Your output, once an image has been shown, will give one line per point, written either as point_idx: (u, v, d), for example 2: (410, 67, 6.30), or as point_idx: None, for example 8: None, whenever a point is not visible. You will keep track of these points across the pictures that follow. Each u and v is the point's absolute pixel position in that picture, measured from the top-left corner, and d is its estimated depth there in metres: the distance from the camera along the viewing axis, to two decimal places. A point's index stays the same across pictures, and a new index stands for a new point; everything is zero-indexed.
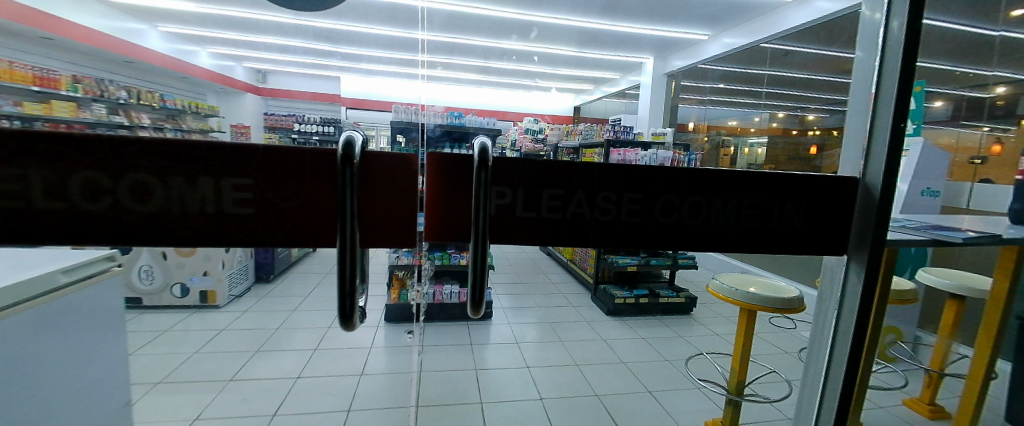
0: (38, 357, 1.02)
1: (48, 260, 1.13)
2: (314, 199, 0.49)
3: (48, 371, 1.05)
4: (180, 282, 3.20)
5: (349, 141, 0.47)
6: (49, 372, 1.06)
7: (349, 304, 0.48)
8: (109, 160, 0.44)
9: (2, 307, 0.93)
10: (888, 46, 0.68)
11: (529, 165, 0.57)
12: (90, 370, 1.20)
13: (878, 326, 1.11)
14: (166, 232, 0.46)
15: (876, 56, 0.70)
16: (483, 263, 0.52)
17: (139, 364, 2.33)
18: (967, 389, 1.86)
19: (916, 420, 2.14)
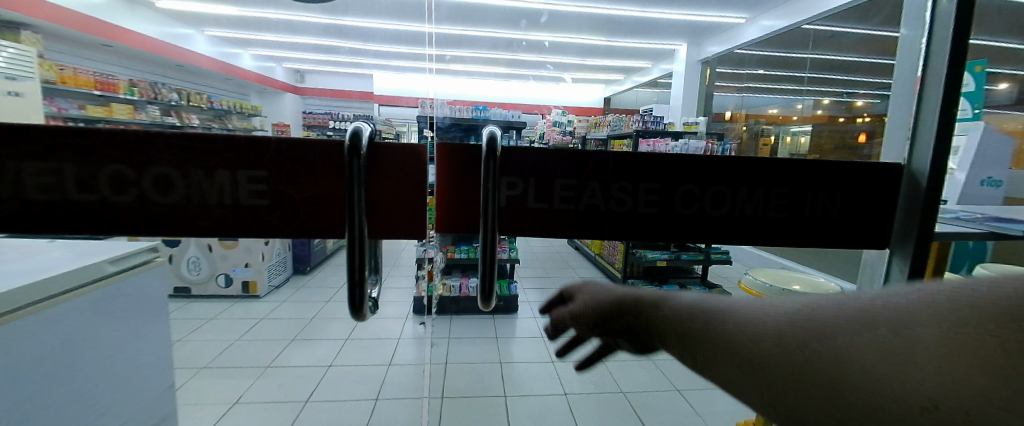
0: (74, 340, 1.09)
1: (101, 249, 1.24)
2: (325, 190, 0.50)
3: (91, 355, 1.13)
4: (224, 273, 3.48)
5: (355, 132, 0.47)
6: (85, 355, 1.13)
7: (359, 295, 0.48)
8: (133, 154, 0.47)
9: (56, 294, 1.03)
10: (936, 22, 0.62)
11: (544, 155, 0.56)
12: (138, 347, 1.31)
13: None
14: (186, 222, 0.49)
15: (924, 34, 0.64)
16: (492, 254, 0.52)
17: (187, 350, 2.52)
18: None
19: None
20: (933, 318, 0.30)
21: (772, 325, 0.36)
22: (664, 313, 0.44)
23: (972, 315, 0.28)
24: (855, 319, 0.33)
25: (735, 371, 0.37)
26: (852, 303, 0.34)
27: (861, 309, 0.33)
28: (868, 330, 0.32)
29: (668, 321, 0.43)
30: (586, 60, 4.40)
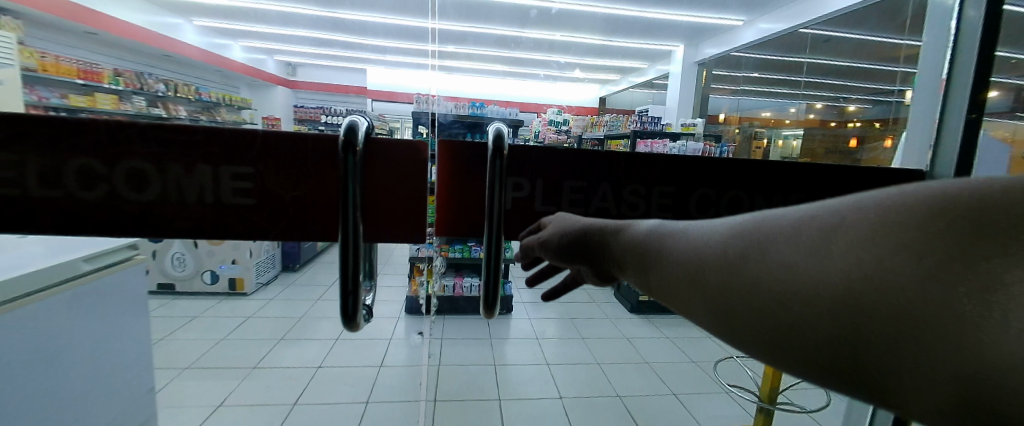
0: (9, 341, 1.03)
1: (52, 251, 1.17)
2: (316, 188, 0.46)
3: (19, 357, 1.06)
4: (210, 270, 3.40)
5: (351, 126, 0.43)
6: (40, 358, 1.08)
7: (352, 304, 0.44)
8: (104, 146, 0.43)
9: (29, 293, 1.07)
10: (964, 39, 0.85)
11: (557, 155, 0.52)
12: (81, 350, 1.23)
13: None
14: (162, 222, 0.44)
15: (949, 50, 0.87)
16: (499, 259, 0.48)
17: (170, 349, 2.45)
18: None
19: None
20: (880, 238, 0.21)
21: (718, 246, 0.27)
22: (618, 238, 0.34)
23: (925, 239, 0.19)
24: (822, 230, 0.23)
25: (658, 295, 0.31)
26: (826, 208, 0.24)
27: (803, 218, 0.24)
28: (826, 244, 0.22)
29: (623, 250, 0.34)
30: (584, 59, 4.36)
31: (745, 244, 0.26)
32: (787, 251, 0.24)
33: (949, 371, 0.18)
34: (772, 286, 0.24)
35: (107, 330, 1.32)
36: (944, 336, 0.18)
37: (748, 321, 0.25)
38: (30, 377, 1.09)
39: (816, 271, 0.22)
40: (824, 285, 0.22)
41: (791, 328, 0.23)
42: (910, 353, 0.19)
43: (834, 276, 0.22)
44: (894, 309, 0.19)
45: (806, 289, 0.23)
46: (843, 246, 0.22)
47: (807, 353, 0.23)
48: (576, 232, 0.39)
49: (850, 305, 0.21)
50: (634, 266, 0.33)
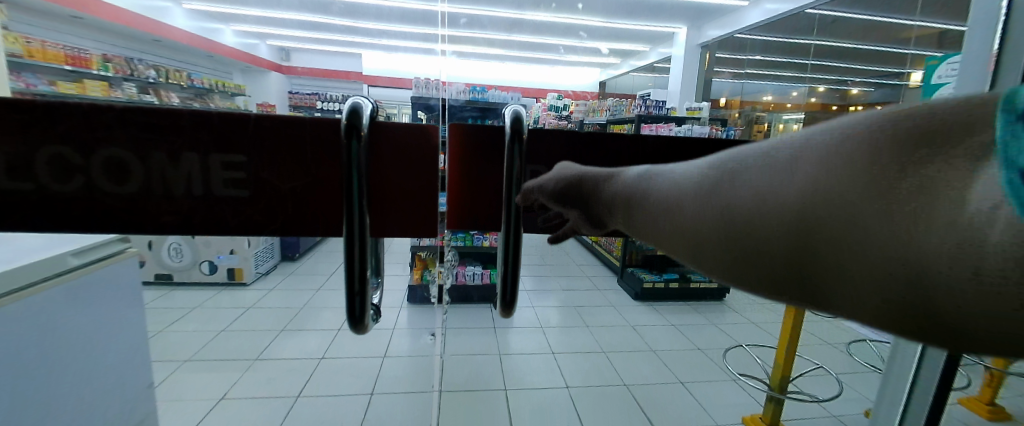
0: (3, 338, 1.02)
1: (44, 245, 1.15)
2: (317, 178, 0.42)
3: (13, 354, 1.04)
4: (208, 260, 3.37)
5: (355, 109, 0.39)
6: None
7: (360, 306, 0.41)
8: (79, 132, 0.38)
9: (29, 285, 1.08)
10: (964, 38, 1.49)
11: (580, 138, 0.47)
12: (70, 346, 1.20)
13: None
14: (147, 218, 0.40)
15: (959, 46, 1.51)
16: (517, 255, 0.44)
17: (170, 342, 2.44)
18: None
19: (974, 420, 2.08)
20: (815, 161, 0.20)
21: (685, 181, 0.26)
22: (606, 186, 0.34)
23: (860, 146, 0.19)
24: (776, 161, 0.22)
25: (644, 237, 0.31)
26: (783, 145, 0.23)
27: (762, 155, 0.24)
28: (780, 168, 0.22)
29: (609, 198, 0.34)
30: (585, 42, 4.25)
31: (710, 174, 0.25)
32: (752, 174, 0.23)
33: (891, 280, 0.18)
34: (731, 215, 0.23)
35: (97, 322, 1.29)
36: (883, 247, 0.18)
37: (717, 251, 0.25)
38: (20, 372, 1.07)
39: (772, 194, 0.22)
40: (783, 208, 0.21)
41: (753, 252, 0.23)
42: (852, 265, 0.19)
43: (793, 195, 0.21)
44: (845, 225, 0.19)
45: (765, 215, 0.22)
46: (802, 163, 0.21)
47: (767, 277, 0.23)
48: (570, 182, 0.40)
49: (808, 222, 0.21)
50: (610, 207, 0.32)
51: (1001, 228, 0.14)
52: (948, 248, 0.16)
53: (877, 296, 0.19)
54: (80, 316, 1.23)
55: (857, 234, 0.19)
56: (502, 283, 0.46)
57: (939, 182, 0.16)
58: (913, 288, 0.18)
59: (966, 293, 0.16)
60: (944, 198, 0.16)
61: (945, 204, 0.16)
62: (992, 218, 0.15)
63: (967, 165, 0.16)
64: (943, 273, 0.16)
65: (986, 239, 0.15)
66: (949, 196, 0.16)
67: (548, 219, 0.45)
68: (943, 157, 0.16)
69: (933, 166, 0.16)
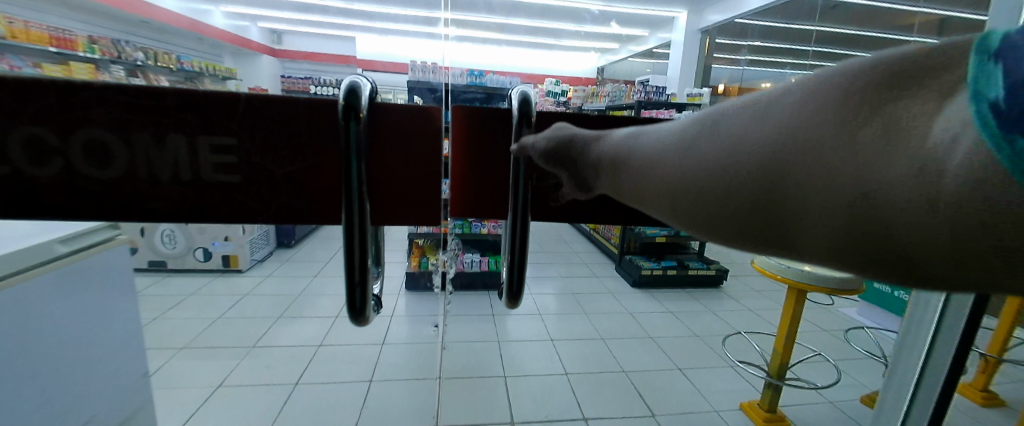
0: None
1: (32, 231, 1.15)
2: (314, 163, 0.39)
3: None
4: (202, 247, 3.34)
5: (353, 88, 0.36)
6: None
7: (361, 297, 0.39)
8: (56, 112, 0.35)
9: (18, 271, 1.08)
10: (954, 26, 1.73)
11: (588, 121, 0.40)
12: (52, 337, 1.16)
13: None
14: (133, 204, 0.37)
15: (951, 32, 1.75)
16: (523, 243, 0.43)
17: (166, 330, 2.43)
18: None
19: (967, 406, 2.13)
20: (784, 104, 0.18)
21: (666, 133, 0.23)
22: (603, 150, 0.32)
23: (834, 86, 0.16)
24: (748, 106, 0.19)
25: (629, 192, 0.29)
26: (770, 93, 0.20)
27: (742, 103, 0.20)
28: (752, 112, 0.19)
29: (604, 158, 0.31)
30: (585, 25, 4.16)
31: (691, 121, 0.22)
32: (728, 120, 0.20)
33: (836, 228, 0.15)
34: (700, 163, 0.21)
35: (84, 311, 1.26)
36: (835, 186, 0.14)
37: (685, 203, 0.22)
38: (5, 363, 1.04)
39: (742, 135, 0.19)
40: (746, 149, 0.18)
41: (714, 202, 0.20)
42: (815, 214, 0.16)
43: (763, 135, 0.18)
44: (808, 164, 0.15)
45: (730, 157, 0.19)
46: (780, 103, 0.17)
47: (730, 232, 0.20)
48: (560, 143, 0.36)
49: (773, 167, 0.17)
50: (607, 166, 0.30)
51: (962, 162, 0.10)
52: (904, 187, 0.12)
53: (840, 247, 0.15)
54: (62, 305, 1.19)
55: (818, 174, 0.15)
56: (508, 272, 0.45)
57: (902, 111, 0.12)
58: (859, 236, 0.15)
59: (946, 248, 0.12)
60: (908, 133, 0.12)
61: (905, 136, 0.12)
62: (953, 146, 0.11)
63: (934, 97, 0.12)
64: (907, 217, 0.12)
65: (947, 171, 0.11)
66: (911, 130, 0.12)
67: (539, 186, 0.40)
68: (913, 91, 0.13)
69: (902, 99, 0.13)
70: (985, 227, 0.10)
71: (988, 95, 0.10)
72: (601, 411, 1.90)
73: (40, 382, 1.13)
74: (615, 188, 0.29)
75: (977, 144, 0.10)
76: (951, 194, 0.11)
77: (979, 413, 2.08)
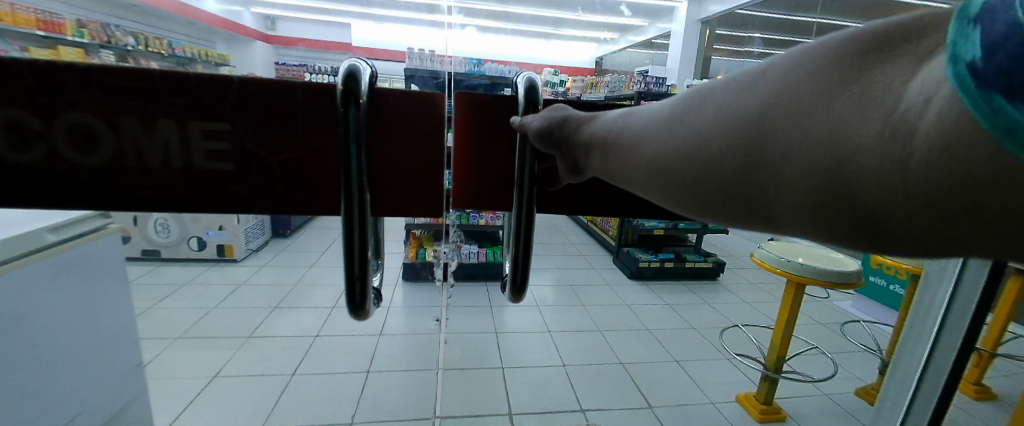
0: None
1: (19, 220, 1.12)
2: (310, 151, 0.38)
3: None
4: (196, 236, 3.31)
5: (351, 72, 0.34)
6: None
7: (360, 290, 0.38)
8: (36, 93, 0.33)
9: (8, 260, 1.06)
10: None
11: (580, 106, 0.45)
12: (43, 327, 1.14)
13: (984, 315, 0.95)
14: (121, 192, 0.36)
15: None
16: (529, 235, 0.42)
17: (161, 320, 2.41)
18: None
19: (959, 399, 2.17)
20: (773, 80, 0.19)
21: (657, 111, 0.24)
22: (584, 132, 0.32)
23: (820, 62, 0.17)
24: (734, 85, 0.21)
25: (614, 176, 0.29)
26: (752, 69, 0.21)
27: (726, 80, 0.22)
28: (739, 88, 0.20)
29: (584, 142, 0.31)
30: None
31: (681, 98, 0.23)
32: (718, 93, 0.21)
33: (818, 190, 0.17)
34: (689, 135, 0.22)
35: (75, 301, 1.24)
36: (820, 147, 0.16)
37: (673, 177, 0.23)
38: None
39: (729, 107, 0.20)
40: (733, 118, 0.20)
41: (702, 171, 0.21)
42: (790, 176, 0.18)
43: (749, 105, 0.19)
44: (789, 130, 0.17)
45: (716, 127, 0.21)
46: (764, 77, 0.19)
47: (713, 198, 0.21)
48: (554, 121, 0.34)
49: (757, 133, 0.19)
50: (587, 146, 0.30)
51: (932, 115, 0.13)
52: (876, 143, 0.14)
53: (811, 205, 0.17)
54: (52, 295, 1.17)
55: (799, 139, 0.17)
56: (511, 265, 0.43)
57: (881, 79, 0.15)
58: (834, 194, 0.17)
59: (903, 204, 0.14)
60: (887, 94, 0.15)
61: (880, 99, 0.15)
62: (923, 108, 0.13)
63: (913, 64, 0.15)
64: (872, 173, 0.15)
65: (916, 131, 0.13)
66: (887, 94, 0.15)
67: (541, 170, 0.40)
68: (895, 59, 0.15)
69: (880, 66, 0.16)
70: (940, 178, 0.13)
71: (966, 57, 0.12)
72: (598, 403, 1.91)
73: (31, 372, 1.11)
74: (596, 168, 0.30)
75: (947, 101, 0.13)
76: (924, 156, 0.13)
77: (972, 406, 2.12)
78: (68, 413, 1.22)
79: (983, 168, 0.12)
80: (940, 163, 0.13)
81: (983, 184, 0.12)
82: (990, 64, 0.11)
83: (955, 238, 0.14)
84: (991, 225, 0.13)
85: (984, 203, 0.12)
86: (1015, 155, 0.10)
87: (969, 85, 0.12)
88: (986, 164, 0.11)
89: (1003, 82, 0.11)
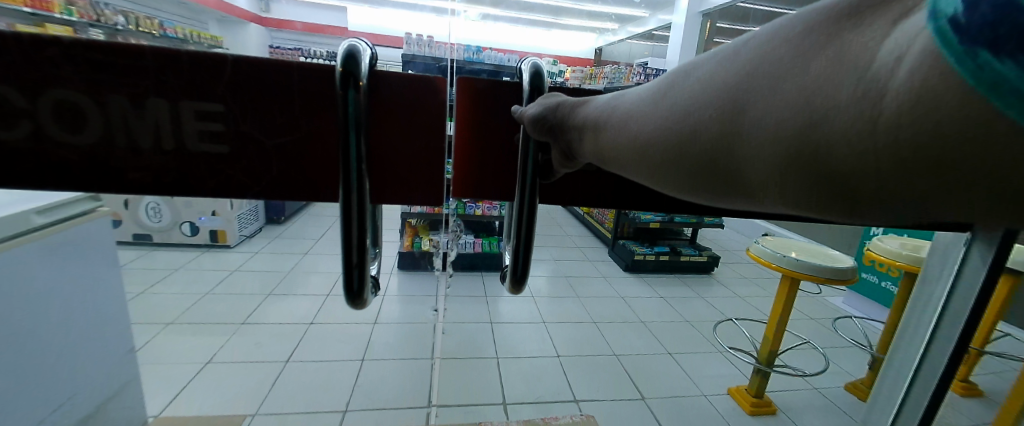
0: None
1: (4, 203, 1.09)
2: (308, 134, 0.36)
3: None
4: (189, 221, 3.27)
5: (350, 52, 0.33)
6: None
7: (358, 278, 0.37)
8: (20, 69, 0.31)
9: None
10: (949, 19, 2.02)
11: (577, 94, 0.45)
12: (27, 313, 1.12)
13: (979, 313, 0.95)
14: (111, 174, 0.34)
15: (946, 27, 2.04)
16: (530, 224, 0.41)
17: (154, 305, 2.40)
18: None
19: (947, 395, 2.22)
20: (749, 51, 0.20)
21: (643, 91, 0.26)
22: (574, 112, 0.33)
23: (790, 33, 0.19)
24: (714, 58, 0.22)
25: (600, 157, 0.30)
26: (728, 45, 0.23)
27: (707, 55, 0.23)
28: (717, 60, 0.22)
29: (574, 123, 0.32)
30: None
31: (666, 76, 0.25)
32: (701, 67, 0.22)
33: (796, 155, 0.18)
34: (673, 109, 0.23)
35: (63, 286, 1.22)
36: (792, 112, 0.17)
37: (659, 150, 0.24)
38: None
39: (712, 79, 0.21)
40: (715, 91, 0.21)
41: (684, 141, 0.22)
42: (764, 144, 0.19)
43: (729, 77, 0.20)
44: (768, 97, 0.19)
45: (700, 100, 0.22)
46: (743, 51, 0.21)
47: (700, 170, 0.22)
48: (548, 107, 0.34)
49: (735, 104, 0.20)
50: (577, 128, 0.31)
51: (902, 75, 0.14)
52: (850, 103, 0.15)
53: (788, 171, 0.18)
54: (37, 281, 1.14)
55: (776, 107, 0.18)
56: (512, 257, 0.43)
57: (854, 43, 0.16)
58: (809, 156, 0.17)
59: (877, 167, 0.15)
60: (861, 57, 0.16)
61: (853, 59, 0.16)
62: (896, 67, 0.14)
63: (885, 27, 0.16)
64: (846, 135, 0.16)
65: (887, 90, 0.14)
66: (861, 54, 0.16)
67: (546, 159, 0.39)
68: (866, 20, 0.16)
69: (852, 31, 0.17)
70: (914, 134, 0.14)
71: (947, 12, 0.13)
72: (591, 394, 1.93)
73: (16, 359, 1.10)
74: (585, 150, 0.31)
75: (916, 62, 0.14)
76: (893, 113, 0.14)
77: (959, 403, 2.17)
78: (55, 401, 1.21)
79: (974, 122, 0.12)
80: (915, 123, 0.13)
81: (963, 138, 0.13)
82: (974, 16, 0.12)
83: (936, 193, 0.15)
84: (970, 178, 0.13)
85: (963, 165, 0.13)
86: (1011, 115, 0.11)
87: (950, 38, 0.12)
88: (976, 118, 0.12)
89: (988, 34, 0.11)
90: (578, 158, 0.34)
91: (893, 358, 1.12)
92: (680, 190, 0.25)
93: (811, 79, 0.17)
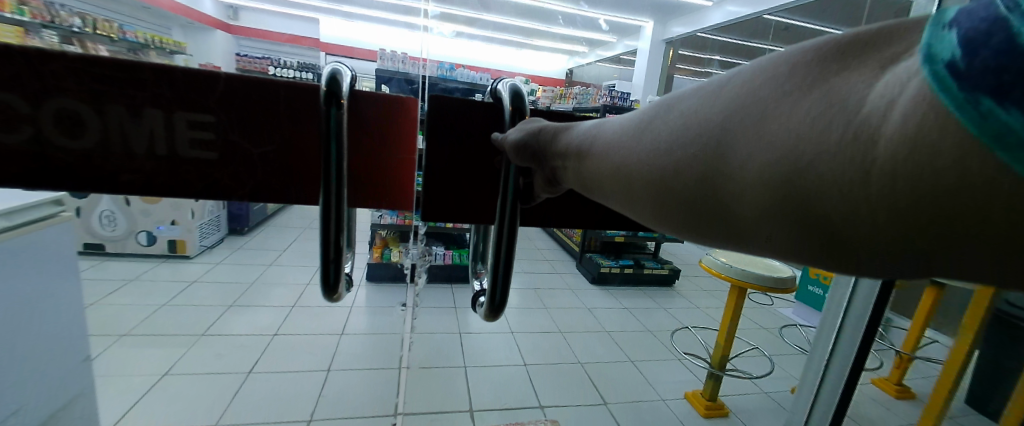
0: None
1: None
2: (290, 143, 0.41)
3: None
4: (145, 230, 3.12)
5: (333, 75, 0.38)
6: None
7: (334, 273, 0.41)
8: (23, 78, 0.34)
9: None
10: None
11: (551, 117, 0.51)
12: None
13: (880, 311, 1.09)
14: (105, 177, 0.38)
15: None
16: (508, 242, 0.46)
17: (102, 316, 2.27)
18: (944, 371, 1.90)
19: (884, 398, 2.41)
20: (730, 88, 0.23)
21: (626, 124, 0.29)
22: (560, 138, 0.36)
23: (774, 75, 0.21)
24: (698, 95, 0.24)
25: (587, 183, 0.32)
26: (714, 79, 0.24)
27: (687, 91, 0.26)
28: (701, 95, 0.24)
29: (562, 149, 0.35)
30: None
31: (647, 111, 0.28)
32: (685, 103, 0.25)
33: (782, 202, 0.19)
34: (656, 141, 0.25)
35: (15, 292, 1.14)
36: (774, 155, 0.19)
37: (640, 181, 0.26)
38: None
39: (697, 114, 0.24)
40: (700, 128, 0.23)
41: (666, 175, 0.24)
42: (750, 180, 0.20)
43: (713, 114, 0.23)
44: (757, 139, 0.20)
45: (682, 136, 0.24)
46: (729, 87, 0.23)
47: (680, 205, 0.24)
48: (529, 134, 0.39)
49: (718, 143, 0.22)
50: (562, 155, 0.35)
51: (896, 117, 0.16)
52: (841, 144, 0.17)
53: (774, 212, 0.20)
54: None
55: (762, 148, 0.20)
56: (492, 277, 0.48)
57: (845, 87, 0.18)
58: (789, 200, 0.19)
59: (866, 212, 0.16)
60: (850, 102, 0.17)
61: (844, 100, 0.18)
62: (889, 109, 0.16)
63: (876, 70, 0.18)
64: (835, 178, 0.17)
65: (879, 134, 0.16)
66: (851, 98, 0.17)
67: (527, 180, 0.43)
68: (855, 67, 0.19)
69: (839, 75, 0.19)
70: (895, 186, 0.15)
71: (944, 56, 0.15)
72: (556, 399, 1.98)
73: None
74: (570, 176, 0.34)
75: (910, 106, 0.15)
76: (887, 159, 0.15)
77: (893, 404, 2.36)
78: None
79: (967, 172, 0.13)
80: (901, 168, 0.15)
81: (951, 191, 0.14)
82: (973, 63, 0.14)
83: (932, 245, 0.16)
84: (975, 233, 0.14)
85: (945, 230, 0.15)
86: (1015, 167, 0.12)
87: (949, 80, 0.14)
88: (976, 168, 0.13)
89: (994, 79, 0.13)
90: (565, 181, 0.36)
91: (820, 355, 1.24)
92: (661, 221, 0.27)
93: (802, 126, 0.19)
